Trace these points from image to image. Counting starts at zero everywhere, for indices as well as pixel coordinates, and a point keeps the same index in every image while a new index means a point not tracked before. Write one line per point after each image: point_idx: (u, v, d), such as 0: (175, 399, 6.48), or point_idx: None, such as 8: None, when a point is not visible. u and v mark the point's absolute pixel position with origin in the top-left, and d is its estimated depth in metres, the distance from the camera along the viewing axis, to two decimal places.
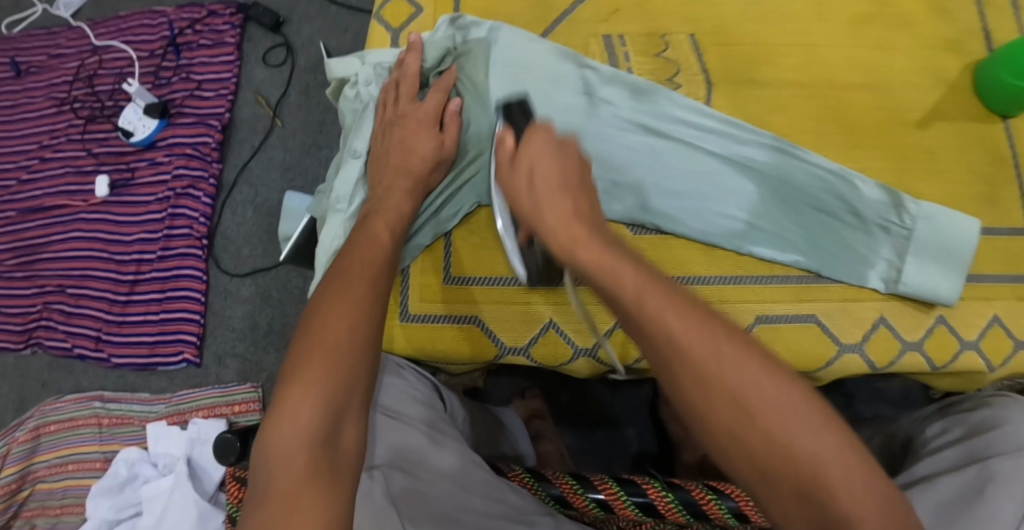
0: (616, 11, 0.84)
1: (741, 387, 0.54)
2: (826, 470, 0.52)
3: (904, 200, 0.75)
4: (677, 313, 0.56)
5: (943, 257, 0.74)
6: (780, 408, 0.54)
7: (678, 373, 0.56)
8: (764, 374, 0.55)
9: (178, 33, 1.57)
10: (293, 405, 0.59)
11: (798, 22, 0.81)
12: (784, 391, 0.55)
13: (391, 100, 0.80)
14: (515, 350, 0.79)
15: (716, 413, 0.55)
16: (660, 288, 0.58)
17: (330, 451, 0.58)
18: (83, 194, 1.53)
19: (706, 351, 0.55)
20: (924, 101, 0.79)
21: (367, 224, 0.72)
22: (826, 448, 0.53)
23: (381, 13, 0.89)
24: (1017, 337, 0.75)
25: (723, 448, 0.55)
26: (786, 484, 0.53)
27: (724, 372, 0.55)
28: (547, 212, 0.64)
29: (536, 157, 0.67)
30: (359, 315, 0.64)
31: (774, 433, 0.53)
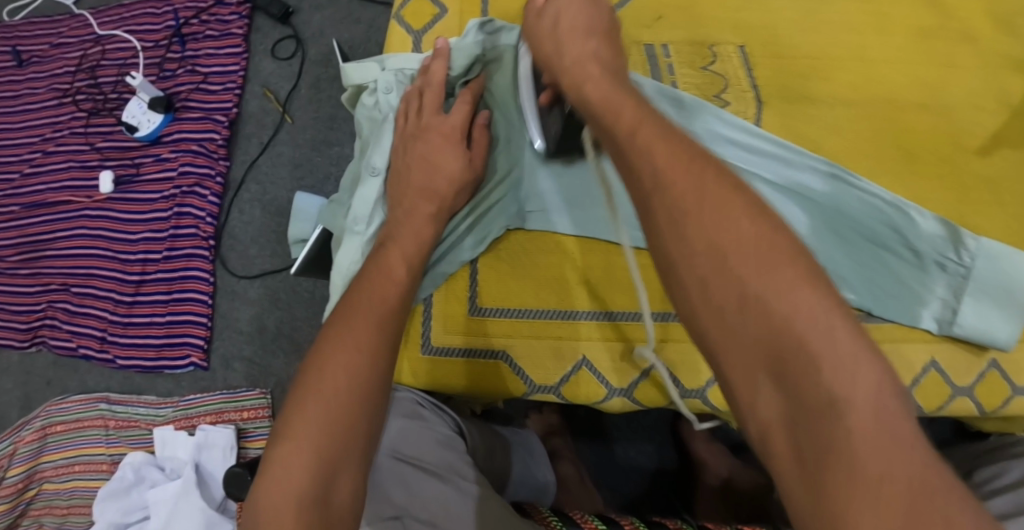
0: (661, 18, 0.78)
1: (719, 228, 0.48)
2: (802, 333, 0.44)
3: (964, 236, 0.70)
4: (669, 151, 0.52)
5: (1004, 299, 0.69)
6: (760, 255, 0.47)
7: (656, 215, 0.51)
8: (747, 216, 0.49)
9: (184, 23, 1.52)
10: (285, 461, 0.55)
11: (859, 34, 0.77)
12: (769, 242, 0.48)
13: (413, 111, 0.75)
14: (544, 388, 0.74)
15: (689, 262, 0.49)
16: (655, 125, 0.55)
17: (322, 510, 0.54)
18: (87, 189, 1.48)
19: (688, 189, 0.50)
20: (987, 125, 0.74)
21: (390, 250, 0.68)
22: (812, 312, 0.45)
23: (400, 14, 0.83)
24: None
25: (690, 297, 0.49)
26: (758, 349, 0.46)
27: (705, 212, 0.49)
28: (569, 49, 0.66)
29: (568, 10, 0.68)
30: (360, 363, 0.60)
31: (751, 285, 0.46)
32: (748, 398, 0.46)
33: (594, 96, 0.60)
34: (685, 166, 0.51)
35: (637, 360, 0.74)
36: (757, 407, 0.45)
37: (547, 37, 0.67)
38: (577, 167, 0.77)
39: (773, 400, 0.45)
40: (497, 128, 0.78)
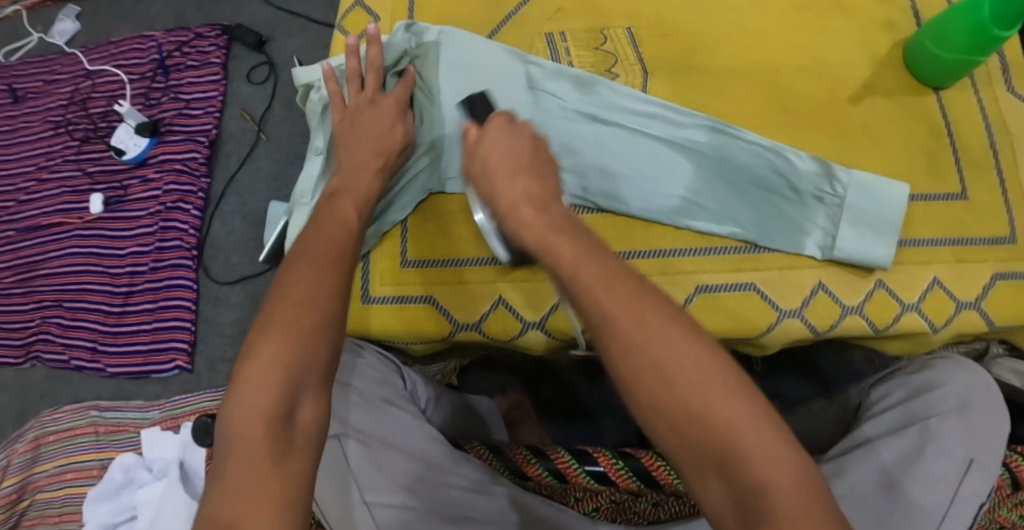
0: (560, 11, 0.91)
1: (669, 355, 0.52)
2: (742, 437, 0.50)
3: (836, 171, 0.80)
4: (610, 286, 0.55)
5: (878, 225, 0.79)
6: (702, 377, 0.51)
7: (610, 345, 0.54)
8: (685, 341, 0.53)
9: (167, 56, 1.65)
10: (253, 383, 0.59)
11: (739, 11, 0.88)
12: (710, 366, 0.52)
13: (356, 90, 0.86)
14: (467, 326, 0.86)
15: (642, 385, 0.52)
16: (594, 260, 0.57)
17: (287, 426, 0.59)
18: (78, 211, 1.59)
19: (634, 324, 0.53)
20: (856, 79, 0.85)
21: (342, 199, 0.76)
22: (748, 424, 0.50)
23: (342, 25, 0.95)
24: (958, 298, 0.79)
25: (651, 420, 0.52)
26: (709, 460, 0.50)
27: (652, 337, 0.53)
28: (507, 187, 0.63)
29: (492, 143, 0.66)
30: (321, 293, 0.64)
31: (698, 406, 0.51)
32: (703, 495, 0.51)
33: (535, 225, 0.60)
34: (628, 300, 0.54)
35: (548, 296, 0.85)
36: (710, 498, 0.51)
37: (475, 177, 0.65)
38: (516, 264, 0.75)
39: (723, 498, 0.50)
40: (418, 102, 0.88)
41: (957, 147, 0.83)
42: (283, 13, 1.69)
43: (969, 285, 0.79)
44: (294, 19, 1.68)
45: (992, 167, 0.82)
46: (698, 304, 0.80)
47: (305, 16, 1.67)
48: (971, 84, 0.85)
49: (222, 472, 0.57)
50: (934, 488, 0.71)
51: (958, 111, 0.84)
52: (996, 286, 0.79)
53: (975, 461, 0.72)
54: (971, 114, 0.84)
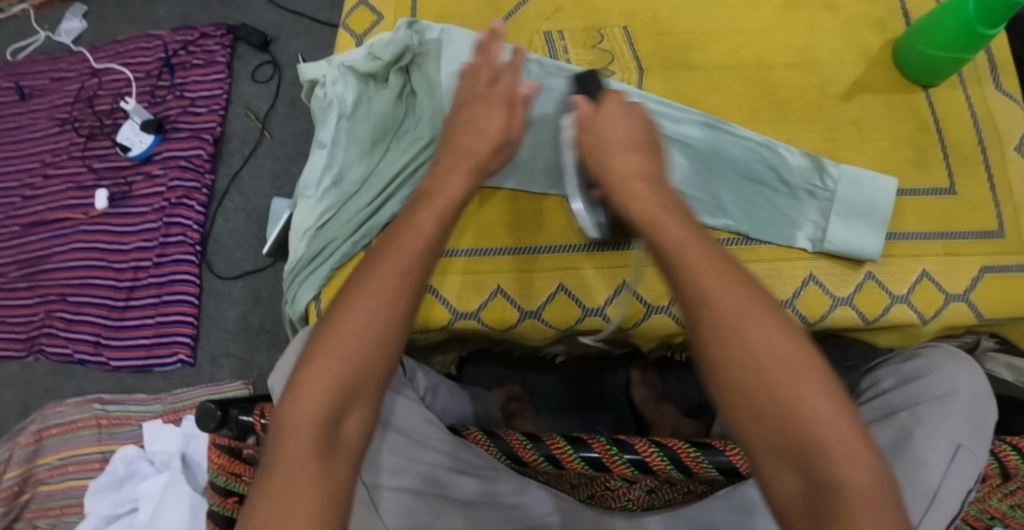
0: (557, 10, 0.93)
1: (762, 342, 0.56)
2: (818, 429, 0.53)
3: (827, 165, 0.83)
4: (714, 270, 0.60)
5: (869, 217, 0.81)
6: (789, 365, 0.55)
7: (704, 328, 0.58)
8: (777, 330, 0.57)
9: (173, 54, 1.68)
10: (308, 389, 0.61)
11: (732, 10, 0.91)
12: (802, 358, 0.56)
13: (474, 80, 0.83)
14: (467, 315, 0.83)
15: (731, 370, 0.56)
16: (698, 242, 0.62)
17: (333, 433, 0.61)
18: (83, 207, 1.61)
19: (732, 305, 0.57)
20: (848, 77, 0.87)
21: (427, 202, 0.73)
22: (829, 417, 0.53)
23: (347, 22, 0.97)
24: (947, 290, 0.81)
25: (731, 400, 0.56)
26: (783, 447, 0.54)
27: (746, 323, 0.57)
28: (622, 163, 0.70)
29: (608, 122, 0.73)
30: (381, 306, 0.65)
31: (784, 393, 0.54)
32: (771, 481, 0.54)
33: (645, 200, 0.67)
34: (730, 281, 0.58)
35: (546, 285, 0.84)
36: (780, 488, 0.54)
37: (594, 152, 0.72)
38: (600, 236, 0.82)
39: (793, 484, 0.53)
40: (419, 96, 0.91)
41: (946, 143, 0.85)
42: (286, 14, 1.71)
43: (958, 278, 0.81)
44: (298, 20, 1.70)
45: (980, 162, 0.84)
46: None
47: (309, 16, 1.70)
48: (959, 82, 0.87)
49: (267, 470, 0.59)
50: (923, 475, 0.72)
51: (946, 108, 0.86)
52: (984, 279, 0.81)
53: (962, 448, 0.74)
54: (959, 111, 0.86)
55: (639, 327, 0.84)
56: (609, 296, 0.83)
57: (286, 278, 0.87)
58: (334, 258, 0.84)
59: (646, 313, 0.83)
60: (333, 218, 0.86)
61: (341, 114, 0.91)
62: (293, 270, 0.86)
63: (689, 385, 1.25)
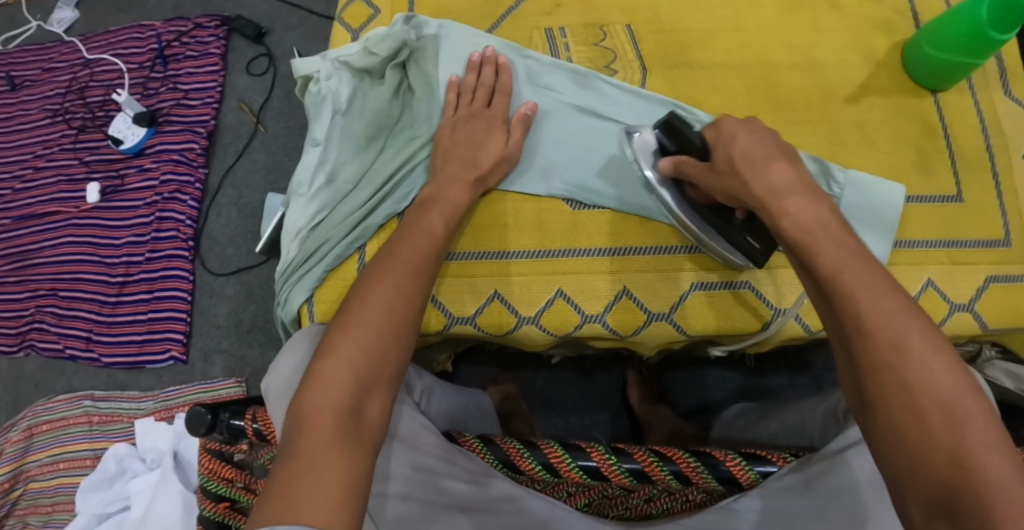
0: (558, 6, 0.91)
1: (929, 380, 0.56)
2: (985, 482, 0.52)
3: (832, 169, 0.80)
4: (881, 302, 0.59)
5: (875, 223, 0.79)
6: (954, 412, 0.55)
7: (863, 360, 0.59)
8: (947, 373, 0.56)
9: (166, 46, 1.65)
10: (328, 380, 0.62)
11: (736, 8, 0.89)
12: (969, 403, 0.55)
13: (464, 100, 0.85)
14: (462, 320, 0.81)
15: (891, 405, 0.57)
16: (864, 271, 0.62)
17: (354, 421, 0.61)
18: (74, 201, 1.58)
19: (890, 341, 0.58)
20: (855, 79, 0.85)
21: (431, 212, 0.76)
22: (1000, 473, 0.52)
23: (341, 16, 0.95)
24: (951, 300, 0.79)
25: (886, 435, 0.57)
26: (941, 494, 0.54)
27: (910, 361, 0.57)
28: (775, 172, 0.68)
29: (738, 132, 0.71)
30: (394, 304, 0.68)
31: (940, 433, 0.55)
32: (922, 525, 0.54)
33: (804, 218, 0.65)
34: (895, 315, 0.59)
35: (543, 290, 0.81)
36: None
37: (729, 171, 0.71)
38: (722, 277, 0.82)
39: None
40: (416, 92, 0.89)
41: (952, 149, 0.83)
42: (282, 6, 1.68)
43: (963, 287, 0.79)
44: (293, 12, 1.68)
45: (986, 169, 0.83)
46: (691, 302, 0.81)
47: (305, 8, 1.68)
48: (967, 87, 0.85)
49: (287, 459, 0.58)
50: None
51: (954, 113, 0.84)
52: (989, 289, 0.79)
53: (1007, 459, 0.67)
54: (967, 116, 0.84)
55: (636, 335, 0.82)
56: (607, 302, 0.81)
57: (278, 279, 0.85)
58: (327, 260, 0.82)
59: (646, 321, 0.81)
60: (327, 218, 0.84)
61: (335, 111, 0.88)
62: (285, 272, 0.84)
63: (688, 387, 1.23)
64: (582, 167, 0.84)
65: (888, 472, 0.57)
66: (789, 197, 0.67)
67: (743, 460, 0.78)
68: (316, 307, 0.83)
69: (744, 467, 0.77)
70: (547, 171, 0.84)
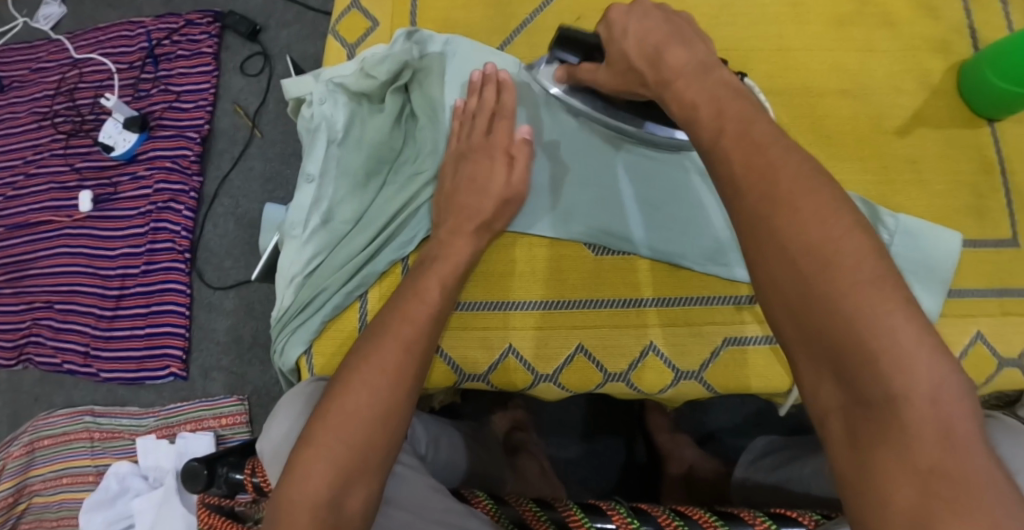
0: (578, 20, 0.84)
1: (803, 224, 0.49)
2: (863, 331, 0.46)
3: (882, 214, 0.73)
4: (755, 159, 0.52)
5: (927, 275, 0.73)
6: (826, 257, 0.48)
7: (741, 220, 0.52)
8: (821, 217, 0.49)
9: (156, 44, 1.57)
10: (306, 470, 0.59)
11: (776, 25, 0.81)
12: (852, 243, 0.48)
13: (468, 130, 0.79)
14: (474, 377, 0.76)
15: (764, 261, 0.51)
16: (738, 125, 0.55)
17: (334, 514, 0.57)
18: (67, 209, 1.52)
19: (762, 195, 0.51)
20: (907, 107, 0.78)
21: (435, 267, 0.71)
22: (878, 316, 0.46)
23: (337, 29, 0.87)
24: (1001, 354, 0.72)
25: (769, 296, 0.51)
26: (823, 355, 0.48)
27: (781, 208, 0.50)
28: (671, 58, 0.61)
29: (632, 25, 0.66)
30: (382, 384, 0.63)
31: (816, 286, 0.48)
32: (811, 386, 0.49)
33: (696, 97, 0.58)
34: (762, 165, 0.52)
35: (563, 345, 0.75)
36: (819, 395, 0.49)
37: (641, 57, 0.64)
38: (667, 157, 0.79)
39: (834, 394, 0.48)
40: (418, 120, 0.82)
41: (1010, 188, 0.76)
42: (278, 1, 1.60)
43: (1014, 340, 0.73)
44: (288, 7, 1.59)
45: None
46: (722, 359, 0.75)
47: (301, 3, 1.59)
48: None
49: None
50: None
51: (1013, 146, 0.77)
52: None
53: None
54: None
55: (663, 394, 0.75)
56: (632, 359, 0.75)
57: (274, 326, 0.79)
58: (326, 309, 0.76)
59: (674, 380, 0.75)
60: (324, 264, 0.78)
61: (331, 139, 0.81)
62: (280, 318, 0.78)
63: (709, 414, 1.15)
64: (600, 209, 0.78)
65: (777, 333, 0.51)
66: (678, 80, 0.60)
67: (771, 521, 0.72)
68: (315, 358, 0.77)
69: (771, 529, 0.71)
70: (565, 214, 0.78)
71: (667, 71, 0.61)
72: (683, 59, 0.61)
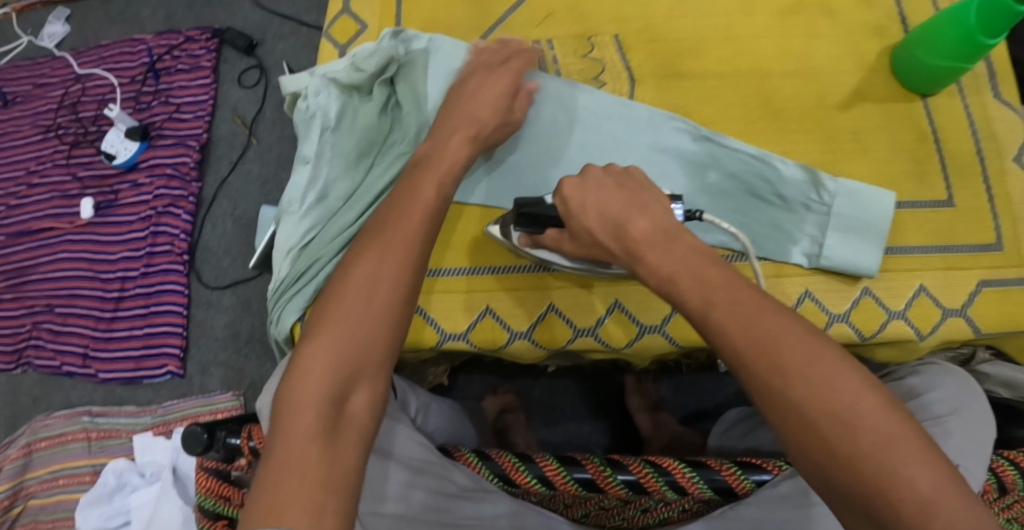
0: (548, 16, 0.93)
1: (819, 393, 0.52)
2: (886, 475, 0.50)
3: (823, 179, 0.83)
4: (753, 327, 0.55)
5: (866, 231, 0.81)
6: (840, 413, 0.52)
7: (752, 384, 0.55)
8: (826, 374, 0.53)
9: (157, 59, 1.65)
10: (310, 370, 0.62)
11: (727, 17, 0.90)
12: (858, 394, 0.52)
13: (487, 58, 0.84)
14: (456, 336, 0.83)
15: (788, 432, 0.53)
16: (726, 290, 0.57)
17: (337, 409, 0.61)
18: (69, 216, 1.58)
19: (762, 353, 0.54)
20: (848, 85, 0.87)
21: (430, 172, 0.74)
22: (894, 460, 0.50)
23: (330, 32, 0.95)
24: (944, 305, 0.81)
25: (795, 454, 0.53)
26: (857, 503, 0.51)
27: (794, 379, 0.53)
28: (632, 228, 0.64)
29: (593, 196, 0.67)
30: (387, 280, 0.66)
31: (842, 447, 0.51)
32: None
33: (672, 270, 0.60)
34: (755, 326, 0.55)
35: (536, 305, 0.84)
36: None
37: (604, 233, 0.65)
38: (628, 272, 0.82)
39: None
40: (404, 108, 0.88)
41: (943, 154, 0.85)
42: (273, 16, 1.69)
43: (955, 292, 0.81)
44: (284, 22, 1.68)
45: (978, 173, 0.84)
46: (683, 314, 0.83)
47: (295, 18, 1.67)
48: (958, 90, 0.87)
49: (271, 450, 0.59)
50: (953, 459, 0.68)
51: (945, 117, 0.86)
52: (981, 293, 0.81)
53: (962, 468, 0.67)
54: (957, 119, 0.86)
55: (629, 348, 0.84)
56: (600, 315, 0.83)
57: (271, 296, 0.86)
58: (319, 278, 0.83)
59: (638, 333, 0.83)
60: (318, 236, 0.85)
61: (325, 127, 0.88)
62: (277, 289, 0.85)
63: (685, 392, 1.22)
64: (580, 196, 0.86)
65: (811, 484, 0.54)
66: (648, 254, 0.62)
67: (738, 469, 0.77)
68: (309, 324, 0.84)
69: (740, 476, 0.76)
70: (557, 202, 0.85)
71: (631, 244, 0.63)
72: (646, 230, 0.63)
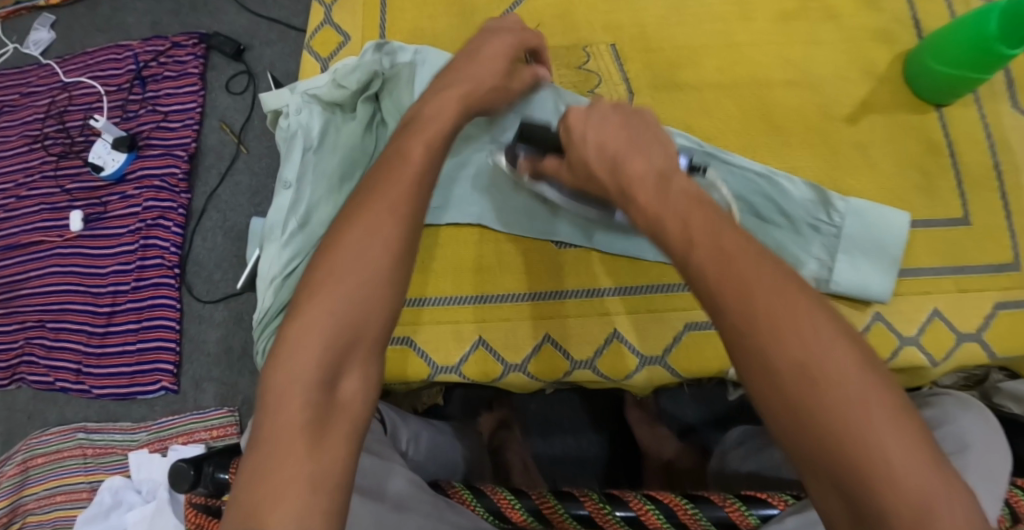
0: (538, 26, 0.89)
1: (788, 343, 0.49)
2: (851, 438, 0.47)
3: (832, 198, 0.79)
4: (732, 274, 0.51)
5: (875, 252, 0.78)
6: (809, 370, 0.48)
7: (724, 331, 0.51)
8: (799, 326, 0.49)
9: (143, 66, 1.61)
10: (297, 350, 0.56)
11: (725, 23, 0.86)
12: (832, 350, 0.48)
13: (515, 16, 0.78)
14: (448, 368, 0.81)
15: (751, 381, 0.50)
16: (712, 227, 0.54)
17: (326, 394, 0.55)
18: (58, 229, 1.55)
19: (742, 307, 0.50)
20: (856, 95, 0.83)
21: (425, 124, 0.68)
22: (862, 422, 0.47)
23: (310, 44, 0.91)
24: (958, 329, 0.77)
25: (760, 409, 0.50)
26: (818, 467, 0.48)
27: (765, 331, 0.49)
28: (631, 165, 0.60)
29: (598, 127, 0.65)
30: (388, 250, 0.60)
31: (810, 409, 0.48)
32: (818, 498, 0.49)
33: (661, 210, 0.57)
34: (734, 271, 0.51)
35: (530, 336, 0.81)
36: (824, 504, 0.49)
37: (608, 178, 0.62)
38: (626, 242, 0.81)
39: (838, 506, 0.48)
40: (390, 125, 0.85)
41: (958, 167, 0.80)
42: (261, 21, 1.64)
43: (970, 315, 0.77)
44: (272, 27, 1.63)
45: (995, 188, 0.80)
46: (686, 342, 0.80)
47: (284, 22, 1.63)
48: (973, 99, 0.82)
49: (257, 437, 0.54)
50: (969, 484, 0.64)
51: (959, 129, 0.81)
52: (998, 316, 0.77)
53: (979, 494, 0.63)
54: (973, 131, 0.81)
55: (629, 380, 0.80)
56: (598, 346, 0.80)
57: (255, 327, 0.82)
58: None
59: (637, 364, 0.80)
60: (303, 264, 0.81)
61: (307, 147, 0.84)
62: (262, 319, 0.81)
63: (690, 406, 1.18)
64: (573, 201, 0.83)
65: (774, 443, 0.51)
66: (637, 191, 0.59)
67: (741, 503, 0.73)
68: None
69: (744, 511, 0.73)
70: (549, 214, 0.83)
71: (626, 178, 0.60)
72: (641, 168, 0.60)
